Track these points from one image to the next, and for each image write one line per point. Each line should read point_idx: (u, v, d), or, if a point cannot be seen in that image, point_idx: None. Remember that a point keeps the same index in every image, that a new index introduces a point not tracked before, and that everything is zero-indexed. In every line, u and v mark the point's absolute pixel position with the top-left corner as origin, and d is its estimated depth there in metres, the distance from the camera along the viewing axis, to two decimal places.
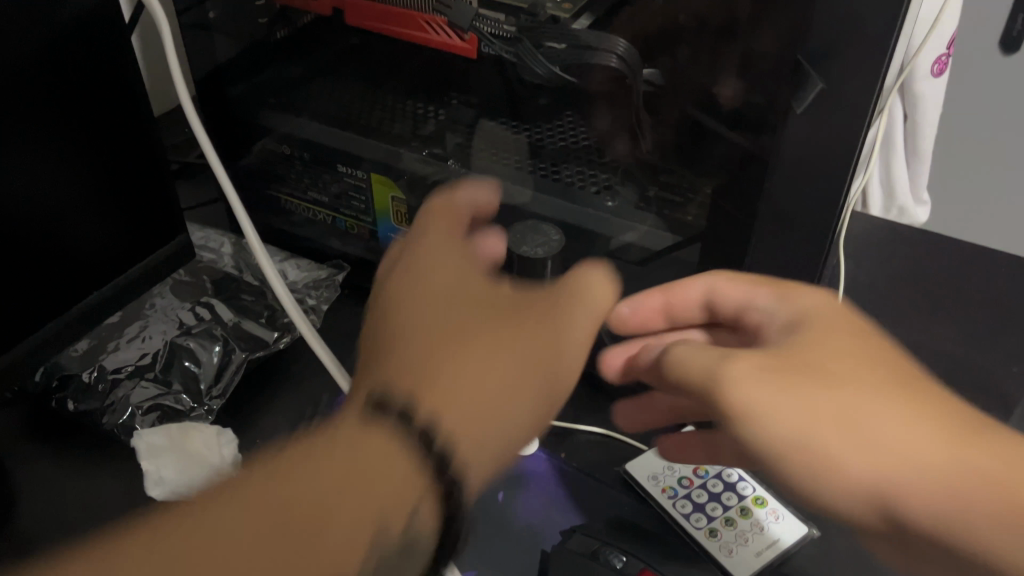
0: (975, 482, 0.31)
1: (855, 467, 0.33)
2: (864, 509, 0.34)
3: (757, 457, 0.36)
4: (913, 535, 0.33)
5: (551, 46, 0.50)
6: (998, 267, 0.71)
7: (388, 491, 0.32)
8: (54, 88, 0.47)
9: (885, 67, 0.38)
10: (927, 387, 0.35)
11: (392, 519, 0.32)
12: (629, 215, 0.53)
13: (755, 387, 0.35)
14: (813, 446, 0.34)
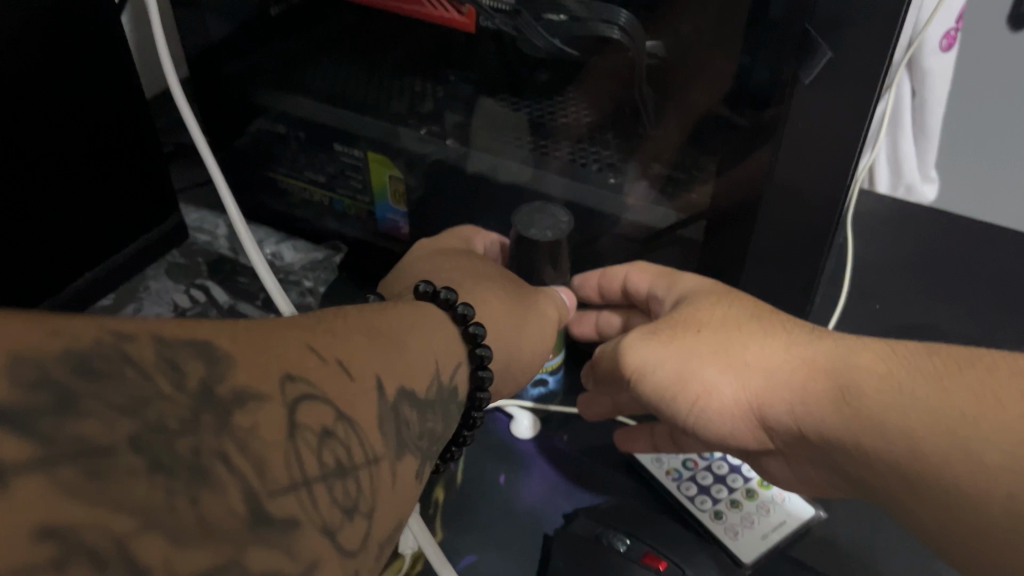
0: (836, 405, 0.36)
1: (725, 394, 0.41)
2: (748, 432, 0.42)
3: (653, 397, 0.45)
4: (784, 437, 0.40)
5: (550, 19, 0.47)
6: (1007, 245, 0.69)
7: (441, 351, 0.39)
8: (36, 68, 0.45)
9: (897, 36, 0.36)
10: (797, 334, 0.41)
11: (441, 366, 0.38)
12: (632, 192, 0.52)
13: (642, 348, 0.44)
14: (688, 388, 0.43)
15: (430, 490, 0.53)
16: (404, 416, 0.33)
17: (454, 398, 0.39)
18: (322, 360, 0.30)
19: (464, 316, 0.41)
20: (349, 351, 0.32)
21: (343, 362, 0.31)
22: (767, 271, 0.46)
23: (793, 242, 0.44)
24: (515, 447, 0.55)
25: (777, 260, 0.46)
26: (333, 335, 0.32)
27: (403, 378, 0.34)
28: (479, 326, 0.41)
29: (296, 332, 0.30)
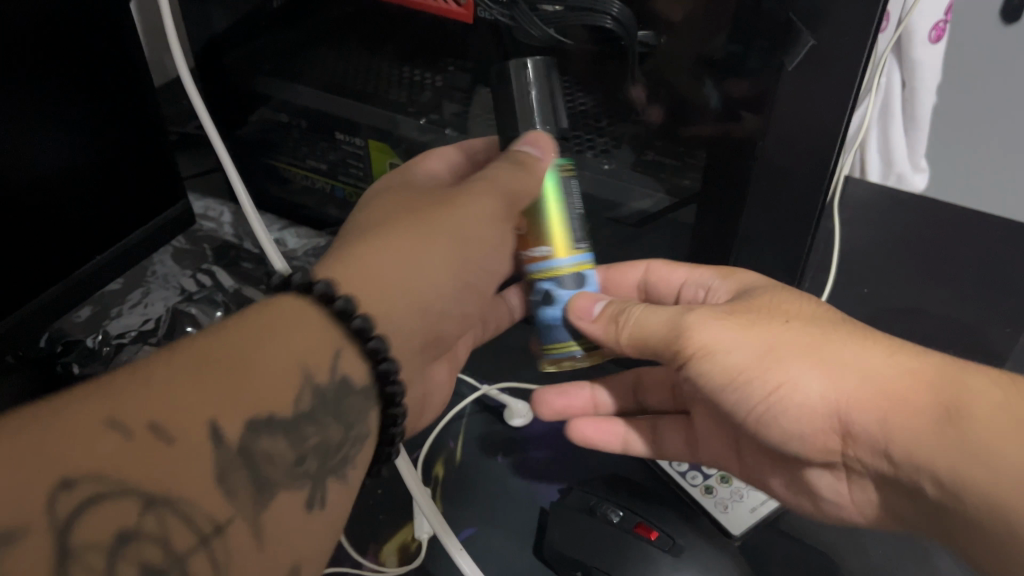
0: (941, 423, 0.35)
1: (808, 390, 0.39)
2: (824, 436, 0.40)
3: (717, 381, 0.42)
4: (863, 449, 0.39)
5: (545, 8, 0.48)
6: (993, 231, 0.71)
7: (311, 351, 0.34)
8: (49, 55, 0.47)
9: (877, 22, 0.38)
10: (897, 340, 0.39)
11: (315, 365, 0.33)
12: (623, 178, 0.54)
13: (713, 327, 0.41)
14: (766, 375, 0.40)
15: (430, 465, 0.55)
16: (263, 448, 0.31)
17: (348, 392, 0.35)
18: (125, 436, 0.27)
19: (343, 310, 0.35)
20: (178, 395, 0.29)
21: (162, 423, 0.28)
22: (757, 253, 0.48)
23: (781, 224, 0.46)
24: (513, 427, 0.57)
25: (765, 242, 0.47)
26: (149, 388, 0.29)
27: (263, 402, 0.31)
28: (363, 318, 0.35)
29: (93, 406, 0.27)
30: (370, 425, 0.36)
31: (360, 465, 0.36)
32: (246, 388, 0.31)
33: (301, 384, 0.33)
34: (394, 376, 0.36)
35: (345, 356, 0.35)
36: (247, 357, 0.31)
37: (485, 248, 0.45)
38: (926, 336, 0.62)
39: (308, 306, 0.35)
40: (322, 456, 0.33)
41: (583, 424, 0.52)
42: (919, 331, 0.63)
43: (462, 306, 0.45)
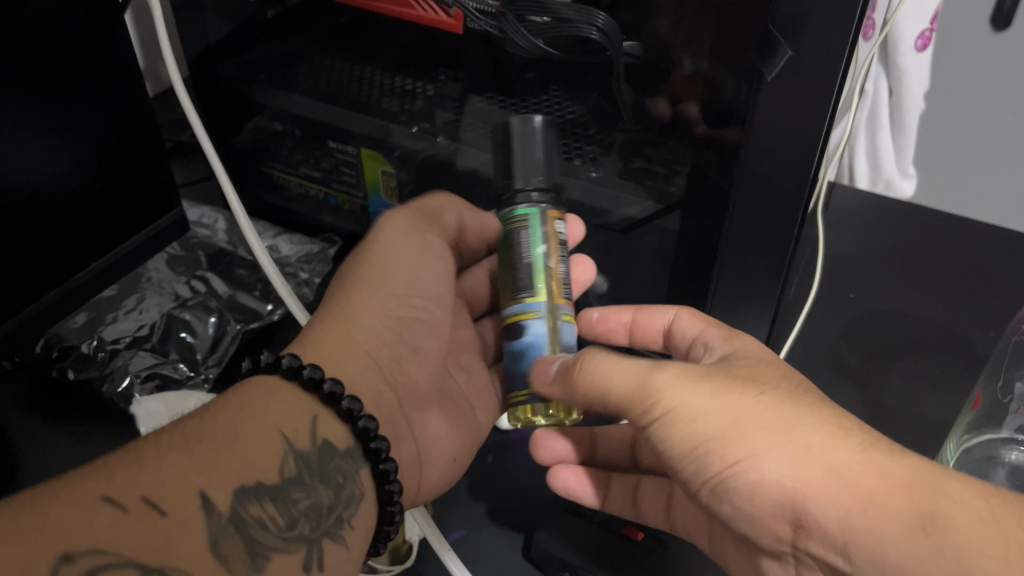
0: (915, 533, 0.33)
1: (770, 470, 0.36)
2: (775, 519, 0.37)
3: (677, 451, 0.39)
4: (816, 542, 0.36)
5: (533, 20, 0.50)
6: (976, 237, 0.72)
7: (288, 420, 0.38)
8: (47, 65, 0.48)
9: (853, 34, 0.39)
10: (870, 433, 0.37)
11: (295, 433, 0.38)
12: (611, 186, 0.55)
13: (683, 390, 0.38)
14: (728, 449, 0.37)
15: None
16: (254, 513, 0.34)
17: (332, 454, 0.39)
18: (120, 510, 0.31)
19: (311, 379, 0.39)
20: (169, 472, 0.33)
21: (154, 498, 0.32)
22: (739, 258, 0.49)
23: (761, 230, 0.47)
24: (502, 430, 0.58)
25: (747, 248, 0.48)
26: (142, 470, 0.33)
27: (250, 470, 0.35)
28: (332, 384, 0.40)
29: (90, 485, 0.32)
30: (363, 488, 0.40)
31: (359, 527, 0.39)
32: (232, 461, 0.35)
33: (285, 451, 0.37)
34: (374, 433, 0.40)
35: (324, 421, 0.40)
36: (231, 434, 0.36)
37: (415, 279, 0.49)
38: (909, 340, 0.63)
39: (284, 382, 0.40)
40: (315, 517, 0.37)
41: (563, 471, 0.51)
42: (902, 334, 0.64)
43: (409, 341, 0.47)
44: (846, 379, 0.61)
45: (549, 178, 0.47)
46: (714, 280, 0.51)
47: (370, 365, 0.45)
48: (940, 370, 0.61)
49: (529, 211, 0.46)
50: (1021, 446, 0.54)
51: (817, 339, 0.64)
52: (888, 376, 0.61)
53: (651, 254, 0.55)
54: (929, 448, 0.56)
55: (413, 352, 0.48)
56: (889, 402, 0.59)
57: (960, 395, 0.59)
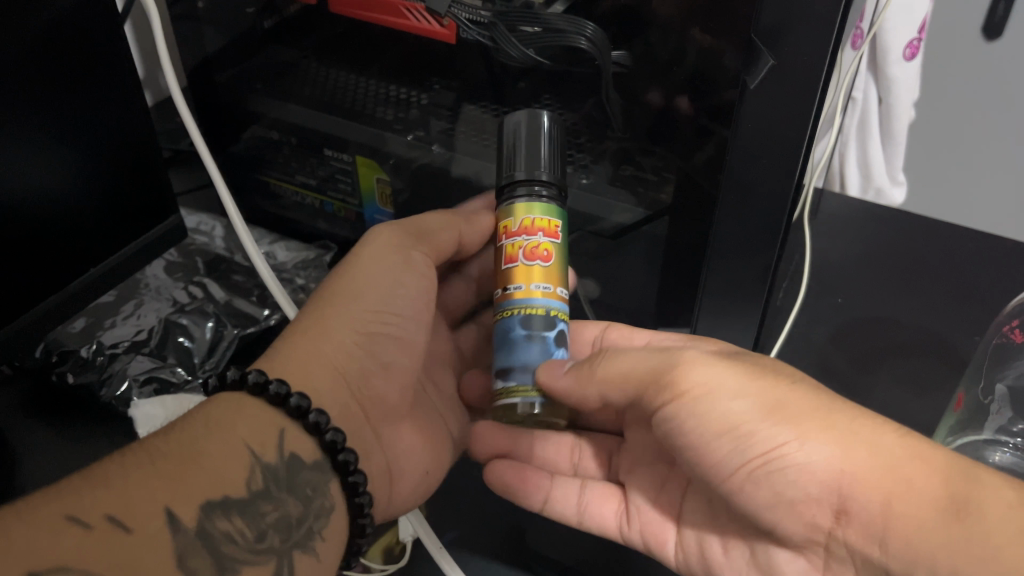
0: (948, 519, 0.35)
1: (814, 455, 0.38)
2: (818, 508, 0.39)
3: (716, 432, 0.41)
4: (856, 531, 0.38)
5: (524, 30, 0.51)
6: (963, 243, 0.73)
7: (255, 435, 0.39)
8: (48, 75, 0.49)
9: (832, 44, 0.40)
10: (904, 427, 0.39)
11: (261, 447, 0.39)
12: (602, 193, 0.56)
13: (712, 370, 0.41)
14: (772, 433, 0.39)
15: None
16: (221, 528, 0.35)
17: (300, 467, 0.40)
18: (85, 527, 0.32)
19: (278, 394, 0.40)
20: (134, 489, 0.34)
21: (118, 515, 0.33)
22: (725, 264, 0.50)
23: (746, 235, 0.48)
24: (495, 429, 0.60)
25: (733, 254, 0.49)
26: (107, 486, 0.34)
27: (216, 485, 0.36)
28: (298, 398, 0.40)
29: (54, 506, 0.32)
30: (333, 500, 0.41)
31: (330, 537, 0.40)
32: (198, 478, 0.36)
33: (252, 465, 0.38)
34: (341, 446, 0.41)
35: (291, 434, 0.40)
36: (196, 450, 0.37)
37: (390, 293, 0.47)
38: (896, 344, 0.64)
39: (248, 396, 0.40)
40: (284, 530, 0.38)
41: (504, 470, 0.52)
42: (889, 339, 0.65)
43: (380, 357, 0.47)
44: (834, 382, 0.61)
45: (552, 176, 0.47)
46: (702, 286, 0.52)
47: (339, 379, 0.44)
48: (926, 373, 0.62)
49: (554, 213, 0.46)
50: (1004, 447, 0.55)
51: (804, 343, 0.65)
52: (875, 380, 0.62)
53: (641, 259, 0.56)
54: None
55: (384, 366, 0.47)
56: (876, 405, 0.60)
57: (945, 398, 0.60)
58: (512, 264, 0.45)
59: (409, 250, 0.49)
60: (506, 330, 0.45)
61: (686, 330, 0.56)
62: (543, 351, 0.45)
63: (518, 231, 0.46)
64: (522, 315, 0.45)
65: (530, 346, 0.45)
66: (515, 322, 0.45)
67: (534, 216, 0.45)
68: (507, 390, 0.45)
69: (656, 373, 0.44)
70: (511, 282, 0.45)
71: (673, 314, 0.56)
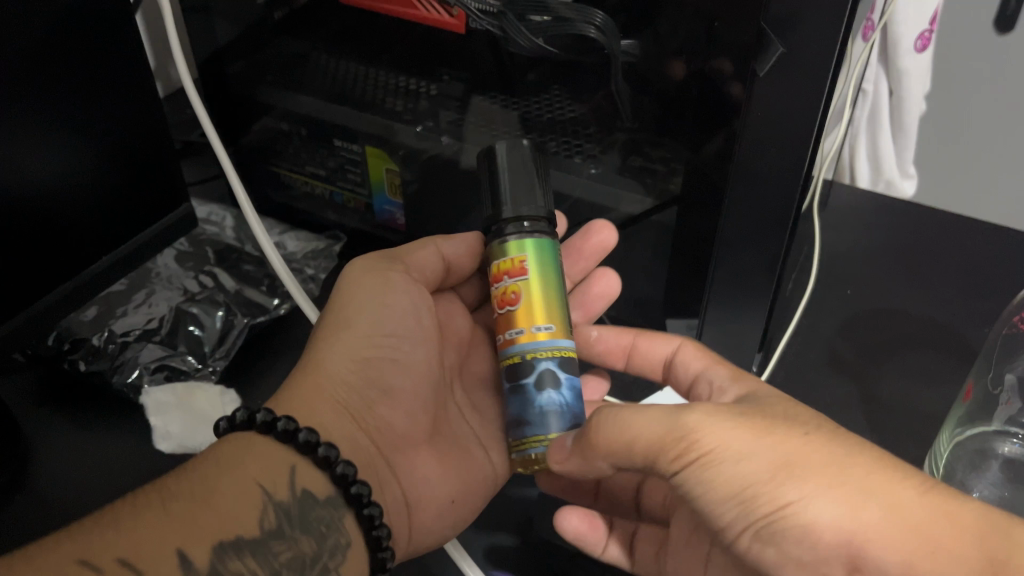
0: None
1: (820, 518, 0.33)
2: (829, 565, 0.33)
3: (720, 492, 0.35)
4: None
5: (534, 19, 0.52)
6: (974, 235, 0.73)
7: (266, 473, 0.39)
8: (60, 66, 0.49)
9: (840, 33, 0.40)
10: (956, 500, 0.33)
11: (272, 486, 0.39)
12: (613, 182, 0.56)
13: (721, 427, 0.35)
14: (777, 492, 0.34)
15: None
16: (234, 569, 0.36)
17: (312, 504, 0.40)
18: (94, 570, 0.33)
19: (285, 430, 0.40)
20: (145, 533, 0.34)
21: (130, 559, 0.33)
22: (733, 254, 0.50)
23: (757, 227, 0.48)
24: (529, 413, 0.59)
25: (742, 244, 0.49)
26: (117, 530, 0.34)
27: (227, 528, 0.36)
28: (306, 431, 0.40)
29: (68, 550, 0.33)
30: (348, 535, 0.41)
31: (348, 574, 0.40)
32: (210, 519, 0.36)
33: (264, 504, 0.38)
34: (353, 478, 0.41)
35: (301, 470, 0.41)
36: (207, 491, 0.37)
37: (380, 317, 0.47)
38: (906, 335, 0.64)
39: (258, 435, 0.41)
40: (298, 570, 0.38)
41: (568, 513, 0.49)
42: (899, 331, 0.65)
43: (381, 385, 0.46)
44: (842, 374, 0.61)
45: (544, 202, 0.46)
46: (711, 276, 0.52)
47: (344, 415, 0.45)
48: (935, 365, 0.62)
49: (547, 243, 0.45)
50: (1014, 439, 0.55)
51: (813, 335, 0.65)
52: (883, 371, 0.62)
53: (651, 249, 0.56)
54: (924, 441, 0.57)
55: (386, 394, 0.46)
56: (884, 396, 0.60)
57: (953, 389, 0.60)
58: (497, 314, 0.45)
59: (389, 272, 0.49)
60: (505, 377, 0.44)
61: (694, 323, 0.55)
62: (548, 398, 0.43)
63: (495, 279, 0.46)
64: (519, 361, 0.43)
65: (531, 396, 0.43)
66: (547, 365, 0.43)
67: (525, 257, 0.44)
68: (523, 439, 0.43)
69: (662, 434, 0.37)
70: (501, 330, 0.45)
71: (682, 306, 0.56)
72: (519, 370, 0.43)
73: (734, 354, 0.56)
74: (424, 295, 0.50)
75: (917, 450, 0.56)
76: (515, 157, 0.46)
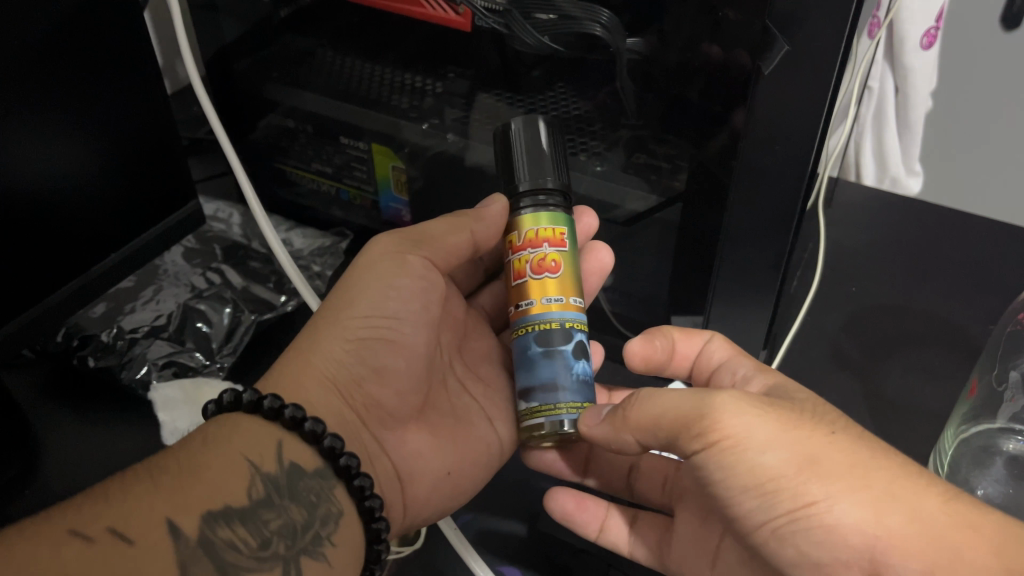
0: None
1: (845, 518, 0.34)
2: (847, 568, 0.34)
3: (739, 483, 0.36)
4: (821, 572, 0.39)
5: (538, 17, 0.52)
6: (979, 232, 0.73)
7: (252, 446, 0.40)
8: (68, 65, 0.50)
9: (844, 31, 0.40)
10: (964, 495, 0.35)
11: (258, 458, 0.39)
12: (614, 179, 0.57)
13: (748, 416, 0.36)
14: (801, 490, 0.34)
15: None
16: (224, 536, 0.36)
17: (299, 475, 0.40)
18: (86, 540, 0.32)
19: (272, 407, 0.40)
20: (134, 504, 0.35)
21: (119, 527, 0.33)
22: (737, 251, 0.50)
23: (761, 224, 0.48)
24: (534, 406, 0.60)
25: (747, 241, 0.49)
26: (105, 503, 0.34)
27: (216, 496, 0.37)
28: (292, 408, 0.40)
29: (61, 521, 0.33)
30: (340, 505, 0.41)
31: (341, 543, 0.41)
32: (199, 489, 0.36)
33: (252, 475, 0.39)
34: (341, 451, 0.41)
35: (289, 445, 0.41)
36: (194, 464, 0.38)
37: (379, 297, 0.46)
38: (910, 332, 0.64)
39: (245, 414, 0.41)
40: (289, 536, 0.38)
41: (559, 495, 0.48)
42: (904, 327, 0.65)
43: (374, 364, 0.45)
44: (846, 370, 0.62)
45: (556, 181, 0.46)
46: (715, 273, 0.52)
47: (334, 392, 0.45)
48: (940, 362, 0.62)
49: (560, 218, 0.45)
50: (1018, 436, 0.55)
51: (818, 331, 0.65)
52: (888, 368, 0.62)
53: (655, 246, 0.56)
54: (929, 438, 0.57)
55: (379, 373, 0.46)
56: (889, 393, 0.60)
57: (958, 387, 0.60)
58: (521, 280, 0.44)
59: (403, 254, 0.48)
60: (524, 346, 0.44)
61: (700, 319, 0.56)
62: (567, 370, 0.43)
63: (524, 244, 0.45)
64: (550, 330, 0.43)
65: (552, 364, 0.43)
66: (580, 337, 0.44)
67: (565, 229, 0.45)
68: (541, 409, 0.43)
69: (683, 420, 0.37)
70: (524, 298, 0.44)
71: (687, 303, 0.56)
72: (549, 338, 0.43)
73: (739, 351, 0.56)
74: (434, 277, 0.49)
75: (921, 446, 0.56)
76: (529, 138, 0.46)
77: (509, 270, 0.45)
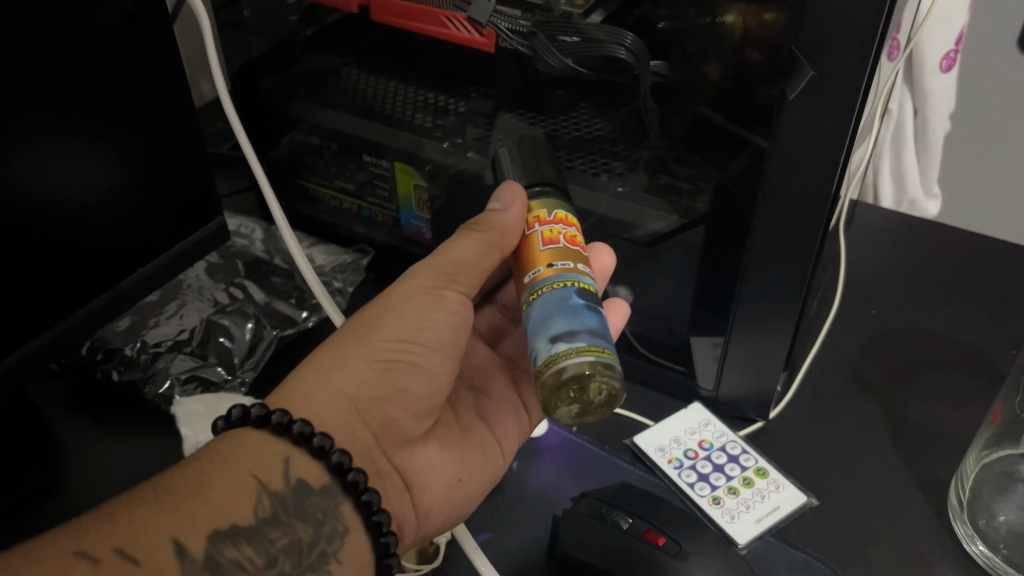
0: None
1: None
2: None
3: None
4: None
5: (565, 39, 0.52)
6: (1000, 256, 0.73)
7: (260, 464, 0.39)
8: (100, 85, 0.51)
9: (870, 59, 0.40)
10: None
11: (267, 476, 0.39)
12: (636, 201, 0.56)
13: None
14: None
15: None
16: (229, 556, 0.36)
17: (307, 492, 0.40)
18: (93, 562, 0.33)
19: (280, 423, 0.40)
20: (139, 524, 0.35)
21: (124, 549, 0.34)
22: (760, 274, 0.50)
23: (785, 246, 0.48)
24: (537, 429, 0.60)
25: (770, 263, 0.49)
26: (110, 524, 0.35)
27: (223, 515, 0.37)
28: (300, 423, 0.40)
29: (65, 544, 0.34)
30: (346, 522, 0.41)
31: (347, 559, 0.40)
32: (205, 508, 0.37)
33: (258, 493, 0.39)
34: (349, 466, 0.41)
35: (297, 462, 0.40)
36: (199, 483, 0.38)
37: (410, 322, 0.45)
38: (931, 357, 0.64)
39: (253, 429, 0.41)
40: (295, 554, 0.38)
41: None
42: (925, 352, 0.64)
43: (399, 386, 0.44)
44: (867, 395, 0.62)
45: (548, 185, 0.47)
46: (737, 296, 0.52)
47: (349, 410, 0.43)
48: (961, 387, 0.62)
49: (563, 208, 0.46)
50: None
51: (837, 354, 0.65)
52: (910, 393, 0.61)
53: (679, 267, 0.56)
54: (951, 463, 0.57)
55: (402, 395, 0.45)
56: (912, 418, 0.60)
57: (980, 412, 0.60)
58: (553, 245, 0.43)
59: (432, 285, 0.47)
60: (553, 299, 0.40)
61: (719, 341, 0.56)
62: (600, 323, 0.40)
63: (553, 219, 0.44)
64: (575, 287, 0.41)
65: (588, 312, 0.39)
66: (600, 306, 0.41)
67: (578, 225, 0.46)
68: (564, 352, 0.38)
69: None
70: (559, 258, 0.42)
71: (708, 324, 0.56)
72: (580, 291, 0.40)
73: (759, 374, 0.56)
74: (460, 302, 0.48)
75: (942, 470, 0.56)
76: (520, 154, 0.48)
77: (537, 238, 0.44)
